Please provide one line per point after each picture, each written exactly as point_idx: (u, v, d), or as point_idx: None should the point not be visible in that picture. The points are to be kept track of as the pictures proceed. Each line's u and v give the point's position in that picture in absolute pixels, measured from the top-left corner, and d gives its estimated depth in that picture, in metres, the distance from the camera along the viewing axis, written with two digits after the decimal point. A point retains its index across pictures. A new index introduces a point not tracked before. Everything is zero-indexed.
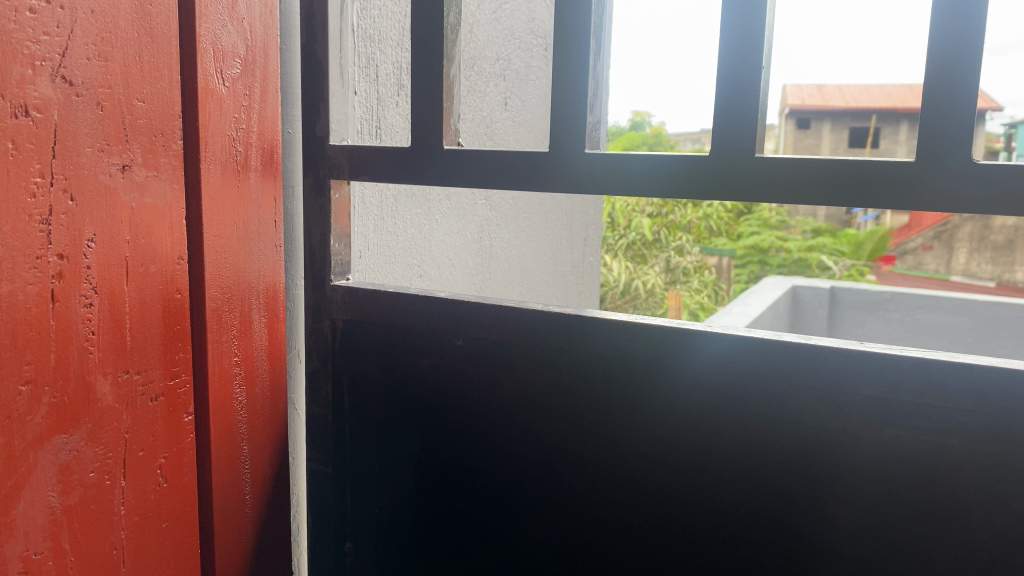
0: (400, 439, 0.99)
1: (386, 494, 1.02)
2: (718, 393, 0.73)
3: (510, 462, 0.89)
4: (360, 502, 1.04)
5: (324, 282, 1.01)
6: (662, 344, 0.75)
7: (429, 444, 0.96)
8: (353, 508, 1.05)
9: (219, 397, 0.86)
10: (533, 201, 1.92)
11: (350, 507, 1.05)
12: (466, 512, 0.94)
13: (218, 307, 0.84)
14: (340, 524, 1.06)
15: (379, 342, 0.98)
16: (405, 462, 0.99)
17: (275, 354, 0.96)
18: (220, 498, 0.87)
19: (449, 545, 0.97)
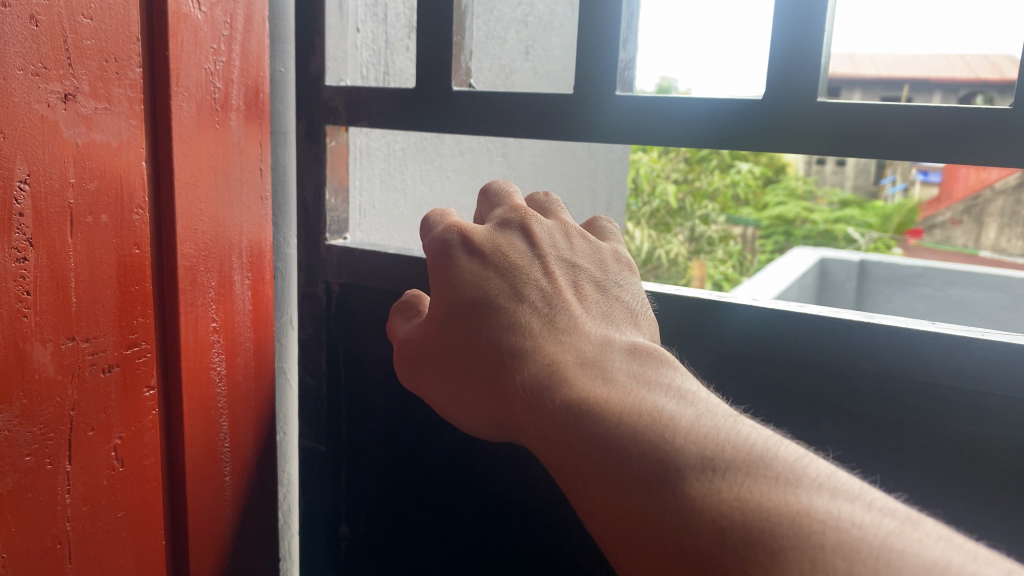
0: (405, 413, 0.92)
1: (388, 471, 0.96)
2: (742, 361, 0.72)
3: (521, 476, 0.85)
4: (363, 481, 0.99)
5: (318, 242, 0.91)
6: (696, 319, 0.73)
7: (432, 453, 0.92)
8: (348, 488, 1.00)
9: (192, 365, 0.76)
10: (555, 161, 1.79)
11: (345, 488, 1.00)
12: (473, 494, 0.89)
13: (191, 266, 0.74)
14: (334, 508, 1.01)
15: (380, 310, 0.90)
16: (411, 438, 0.93)
17: (261, 320, 0.86)
18: (192, 482, 0.78)
19: (459, 527, 0.92)
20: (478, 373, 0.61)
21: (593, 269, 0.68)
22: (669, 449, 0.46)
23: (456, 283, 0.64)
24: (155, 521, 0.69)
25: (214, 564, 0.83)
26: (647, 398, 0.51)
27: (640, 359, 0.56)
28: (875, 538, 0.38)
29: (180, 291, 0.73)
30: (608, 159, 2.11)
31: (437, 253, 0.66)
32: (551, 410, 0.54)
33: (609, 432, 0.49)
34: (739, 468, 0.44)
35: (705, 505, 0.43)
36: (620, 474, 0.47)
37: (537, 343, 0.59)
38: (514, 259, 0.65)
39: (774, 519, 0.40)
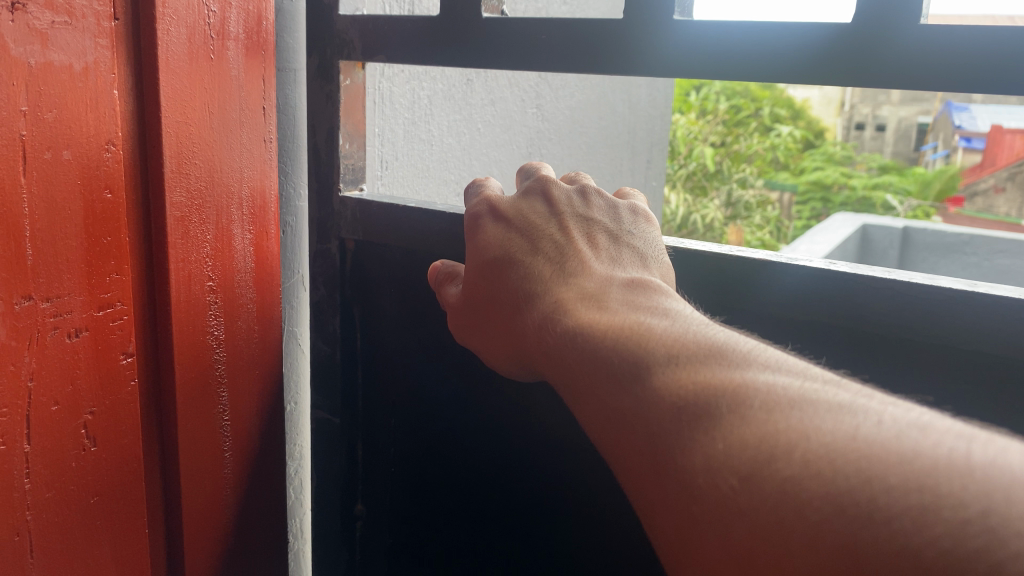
0: (427, 385, 0.83)
1: (408, 445, 0.87)
2: (815, 336, 0.61)
3: (549, 461, 0.76)
4: (381, 458, 0.90)
5: (331, 193, 0.82)
6: (755, 283, 0.61)
7: (456, 429, 0.82)
8: (365, 465, 0.91)
9: (185, 329, 0.67)
10: (593, 114, 1.67)
11: (361, 466, 0.91)
12: (499, 477, 0.81)
13: (183, 216, 0.65)
14: (349, 487, 0.92)
15: (399, 271, 0.81)
16: (432, 413, 0.84)
17: (265, 279, 0.76)
18: (184, 459, 0.69)
19: (482, 513, 0.83)
20: (495, 317, 0.57)
21: (608, 220, 0.61)
22: (639, 351, 0.44)
23: (477, 246, 0.59)
24: (138, 505, 0.61)
25: (210, 549, 0.75)
26: (624, 312, 0.49)
27: (635, 285, 0.52)
28: (795, 389, 0.38)
29: (170, 246, 0.64)
30: (648, 115, 1.99)
31: (465, 226, 0.62)
32: (545, 335, 0.51)
33: (587, 340, 0.47)
34: (697, 357, 0.42)
35: (664, 391, 0.40)
36: (593, 378, 0.45)
37: (543, 288, 0.54)
38: (532, 218, 0.60)
39: (718, 392, 0.38)
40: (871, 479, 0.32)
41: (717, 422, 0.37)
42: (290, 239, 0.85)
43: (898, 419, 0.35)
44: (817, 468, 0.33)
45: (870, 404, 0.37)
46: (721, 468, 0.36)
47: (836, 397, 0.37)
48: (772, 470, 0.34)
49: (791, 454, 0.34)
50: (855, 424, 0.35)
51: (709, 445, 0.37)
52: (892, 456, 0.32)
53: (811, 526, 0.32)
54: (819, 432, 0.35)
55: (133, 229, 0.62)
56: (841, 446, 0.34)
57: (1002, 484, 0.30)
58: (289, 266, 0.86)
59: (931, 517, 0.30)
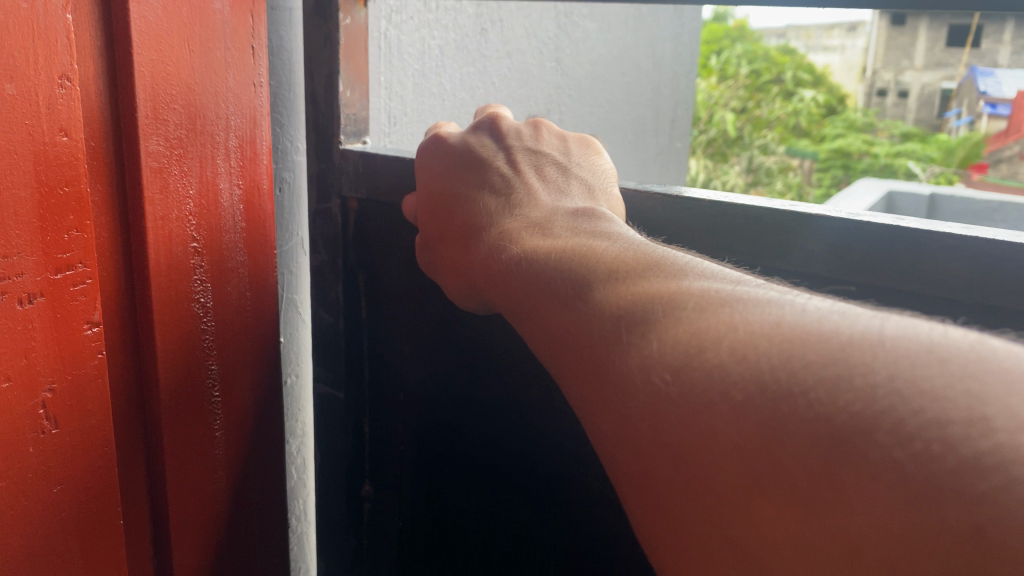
0: (437, 363, 0.76)
1: (417, 426, 0.80)
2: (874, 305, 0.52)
3: (562, 454, 0.69)
4: (388, 436, 0.83)
5: (332, 147, 0.74)
6: (822, 236, 0.52)
7: (466, 412, 0.76)
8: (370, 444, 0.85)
9: (167, 295, 0.60)
10: (615, 69, 1.58)
11: (368, 444, 0.85)
12: (511, 467, 0.74)
13: (161, 168, 0.58)
14: (355, 466, 0.86)
15: (404, 234, 0.73)
16: (440, 393, 0.77)
17: (259, 240, 0.69)
18: (168, 439, 0.63)
19: (493, 502, 0.77)
20: (452, 249, 0.58)
21: (557, 152, 0.62)
22: (580, 271, 0.45)
23: (429, 181, 0.61)
24: (111, 492, 0.54)
25: (202, 536, 0.68)
26: (569, 235, 0.50)
27: (580, 211, 0.53)
28: (718, 288, 0.38)
29: (146, 202, 0.57)
30: (673, 72, 1.90)
31: (415, 161, 0.63)
32: (493, 260, 0.53)
33: (531, 265, 0.49)
34: (635, 271, 0.42)
35: (602, 305, 0.41)
36: (537, 297, 0.47)
37: (491, 220, 0.56)
38: (479, 152, 0.61)
39: (650, 302, 0.39)
40: (789, 357, 0.32)
41: (649, 325, 0.38)
42: (288, 196, 0.77)
43: (822, 307, 0.35)
44: (742, 353, 0.33)
45: (797, 298, 0.36)
46: (654, 366, 0.36)
47: (763, 295, 0.37)
48: (700, 360, 0.34)
49: (719, 345, 0.34)
50: (779, 313, 0.34)
51: (642, 344, 0.37)
52: (812, 334, 0.32)
53: (735, 407, 0.32)
54: (738, 321, 0.35)
55: (103, 183, 0.54)
56: (761, 330, 0.34)
57: (909, 351, 0.30)
58: (288, 227, 0.78)
59: (844, 386, 0.30)
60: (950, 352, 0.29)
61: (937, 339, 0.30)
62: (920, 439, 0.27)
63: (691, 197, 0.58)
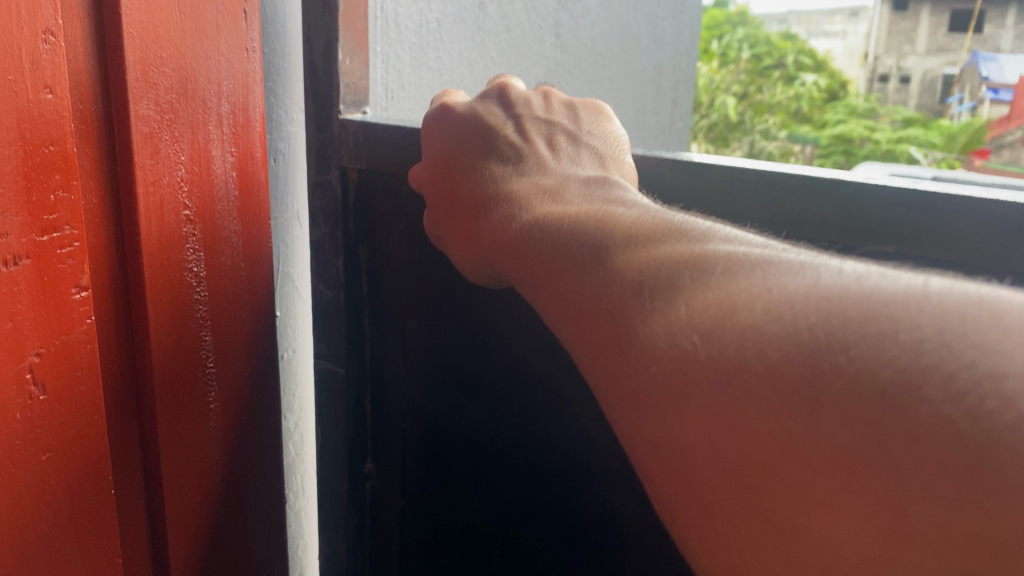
0: (442, 338, 0.75)
1: (422, 403, 0.79)
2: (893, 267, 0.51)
3: (571, 428, 0.68)
4: (389, 412, 0.83)
5: (330, 116, 0.73)
6: (831, 201, 0.51)
7: (473, 388, 0.75)
8: (375, 420, 0.84)
9: (159, 263, 0.59)
10: (616, 47, 1.56)
11: (371, 420, 0.84)
12: (518, 444, 0.73)
13: (151, 133, 0.57)
14: (358, 443, 0.85)
15: (407, 204, 0.73)
16: (445, 368, 0.76)
17: (253, 210, 0.68)
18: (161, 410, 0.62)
19: (499, 480, 0.76)
20: (458, 218, 0.57)
21: (567, 122, 0.61)
22: (596, 236, 0.44)
23: (435, 147, 0.59)
24: (102, 460, 0.54)
25: (198, 509, 0.68)
26: (583, 201, 0.49)
27: (593, 179, 0.52)
28: (744, 252, 0.37)
29: (136, 168, 0.56)
30: (673, 50, 1.88)
31: (420, 128, 0.62)
32: (502, 227, 0.52)
33: (544, 231, 0.48)
34: (654, 236, 0.42)
35: (623, 270, 0.40)
36: (551, 266, 0.46)
37: (499, 187, 0.55)
38: (487, 121, 0.60)
39: (676, 267, 0.38)
40: (828, 315, 0.30)
41: (676, 290, 0.37)
42: (283, 167, 0.76)
43: (859, 269, 0.34)
44: (777, 313, 0.32)
45: (829, 261, 0.35)
46: (682, 329, 0.34)
47: (794, 259, 0.36)
48: (733, 321, 0.33)
49: (753, 306, 0.33)
50: (815, 276, 0.33)
51: (663, 310, 0.36)
52: (853, 292, 0.31)
53: (770, 366, 0.30)
54: (768, 284, 0.34)
55: (91, 146, 0.53)
56: (797, 291, 0.32)
57: (958, 305, 0.29)
58: (284, 199, 0.77)
59: (887, 341, 0.28)
60: (1002, 307, 0.28)
61: (985, 295, 0.29)
62: (973, 395, 0.26)
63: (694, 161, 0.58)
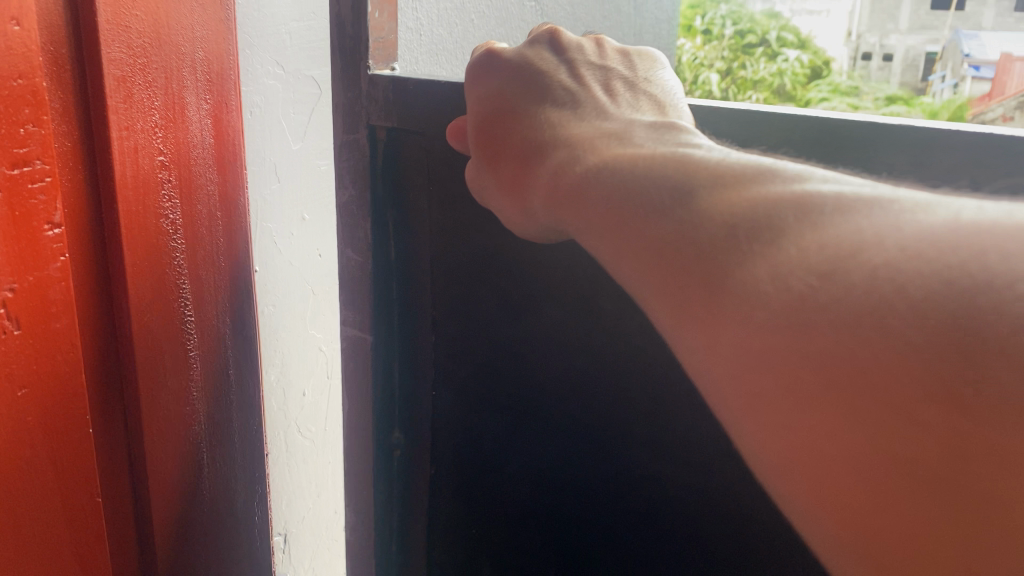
0: (477, 299, 0.74)
1: (456, 366, 0.79)
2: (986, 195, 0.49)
3: (606, 393, 0.67)
4: (422, 378, 0.82)
5: (358, 71, 0.74)
6: None
7: (510, 350, 0.74)
8: (406, 387, 0.83)
9: (134, 208, 0.70)
10: (600, 12, 1.54)
11: (399, 386, 0.83)
12: (555, 409, 0.72)
13: (123, 77, 0.66)
14: (386, 410, 0.84)
15: (440, 161, 0.72)
16: (482, 330, 0.75)
17: (231, 165, 0.79)
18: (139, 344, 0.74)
19: (536, 447, 0.75)
20: (510, 165, 0.58)
21: (623, 67, 0.60)
22: (679, 178, 0.46)
23: (488, 96, 0.60)
24: (50, 369, 0.68)
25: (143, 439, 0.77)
26: (652, 145, 0.50)
27: (658, 124, 0.53)
28: (853, 190, 0.39)
29: (111, 111, 0.66)
30: (656, 18, 1.86)
31: (467, 77, 0.62)
32: (565, 171, 0.53)
33: (615, 175, 0.49)
34: (742, 178, 0.44)
35: (711, 212, 0.43)
36: (629, 211, 0.47)
37: (557, 131, 0.56)
38: (539, 67, 0.60)
39: (788, 208, 0.39)
40: (980, 251, 0.31)
41: (780, 232, 0.39)
42: (259, 121, 0.90)
43: (997, 206, 0.34)
44: (913, 251, 0.33)
45: (956, 201, 0.36)
46: (810, 270, 0.36)
47: (911, 199, 0.37)
48: (859, 261, 0.34)
49: (880, 247, 0.34)
50: (952, 213, 0.34)
51: (770, 253, 0.38)
52: (1006, 227, 0.32)
53: (915, 306, 0.31)
54: (888, 221, 0.35)
55: (63, 88, 0.64)
56: (936, 229, 0.33)
57: None
58: (256, 154, 0.90)
59: None
60: None
61: None
62: None
63: (793, 114, 0.57)
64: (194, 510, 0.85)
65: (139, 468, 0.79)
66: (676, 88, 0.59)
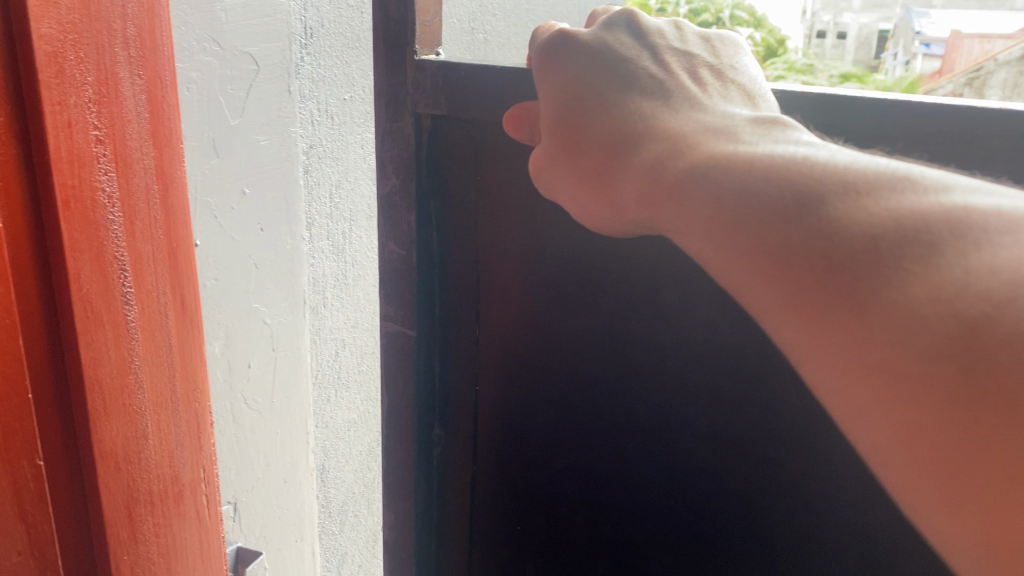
0: (541, 291, 0.71)
1: (507, 362, 0.75)
2: None
3: (700, 381, 0.66)
4: (464, 376, 0.77)
5: (405, 57, 0.70)
6: None
7: (576, 342, 0.71)
8: (446, 385, 0.78)
9: (73, 180, 0.70)
10: None
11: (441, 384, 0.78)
12: (629, 400, 0.71)
13: (55, 52, 0.66)
14: (427, 412, 0.78)
15: (495, 151, 0.69)
16: (545, 323, 0.72)
17: (161, 140, 0.81)
18: (92, 318, 0.75)
19: (598, 438, 0.73)
20: (598, 156, 0.56)
21: (706, 52, 0.58)
22: (805, 180, 0.45)
23: (565, 83, 0.57)
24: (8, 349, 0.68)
25: (101, 416, 0.78)
26: (763, 142, 0.49)
27: (762, 117, 0.51)
28: (1009, 206, 0.39)
29: (42, 87, 0.65)
30: None
31: (536, 62, 0.59)
32: (667, 166, 0.51)
33: (730, 172, 0.48)
34: (878, 185, 0.43)
35: (850, 221, 0.43)
36: (754, 212, 0.47)
37: (650, 124, 0.54)
38: (621, 56, 0.58)
39: (943, 227, 0.40)
40: None
41: (934, 249, 0.39)
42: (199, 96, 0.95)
43: None
44: None
45: None
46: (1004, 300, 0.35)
47: None
48: None
49: None
50: None
51: (930, 272, 0.39)
52: None
53: None
54: None
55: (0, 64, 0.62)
56: None
57: None
58: (195, 128, 0.95)
59: None
60: None
61: None
62: None
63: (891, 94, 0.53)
64: (142, 486, 0.86)
65: (87, 455, 0.78)
66: (760, 73, 0.57)
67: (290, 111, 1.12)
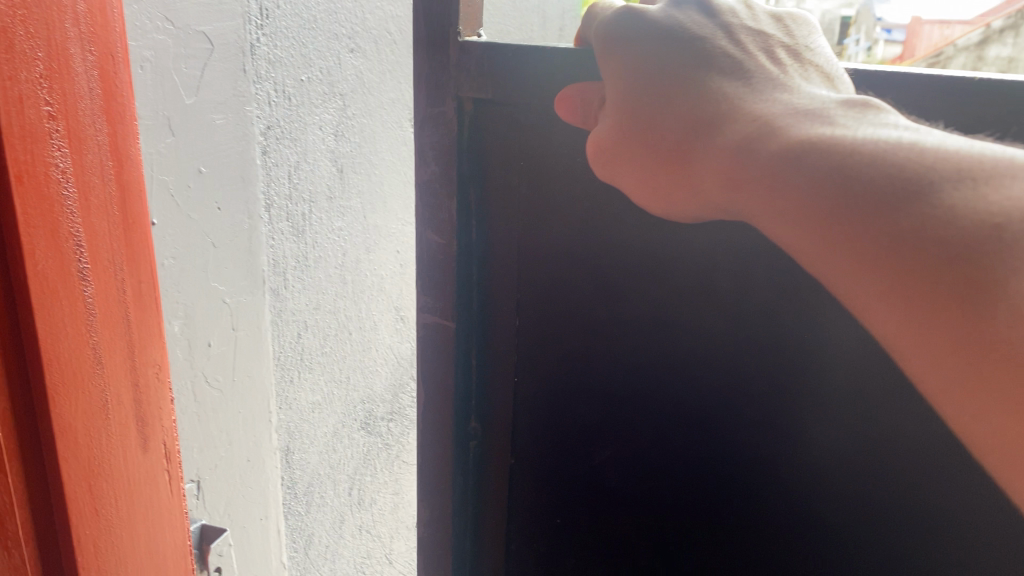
0: (580, 278, 0.69)
1: (545, 351, 0.73)
2: None
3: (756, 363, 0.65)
4: (504, 367, 0.75)
5: (449, 38, 0.65)
6: None
7: (618, 327, 0.69)
8: (482, 375, 0.76)
9: (25, 155, 0.67)
10: None
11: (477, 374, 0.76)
12: (676, 385, 0.69)
13: (5, 26, 0.63)
14: (464, 404, 0.76)
15: (547, 135, 0.65)
16: (583, 308, 0.70)
17: (116, 116, 0.78)
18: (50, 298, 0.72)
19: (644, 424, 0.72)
20: (671, 137, 0.55)
21: (781, 32, 0.57)
22: (911, 164, 0.44)
23: (632, 61, 0.54)
24: None
25: (63, 397, 0.75)
26: (856, 124, 0.48)
27: (851, 99, 0.50)
28: None
29: None
30: None
31: (596, 39, 0.55)
32: (756, 149, 0.50)
33: (827, 155, 0.47)
34: (994, 170, 0.42)
35: (966, 209, 0.41)
36: (858, 198, 0.45)
37: (732, 105, 0.53)
38: (694, 34, 0.56)
39: None
40: None
41: None
42: (151, 74, 0.90)
43: None
44: None
45: None
46: None
47: None
48: None
49: None
50: None
51: None
52: None
53: None
54: None
55: None
56: None
57: None
58: (148, 106, 0.91)
59: None
60: None
61: None
62: None
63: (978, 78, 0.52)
64: (103, 470, 0.83)
65: (46, 440, 0.75)
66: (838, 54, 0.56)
67: (244, 91, 1.08)
